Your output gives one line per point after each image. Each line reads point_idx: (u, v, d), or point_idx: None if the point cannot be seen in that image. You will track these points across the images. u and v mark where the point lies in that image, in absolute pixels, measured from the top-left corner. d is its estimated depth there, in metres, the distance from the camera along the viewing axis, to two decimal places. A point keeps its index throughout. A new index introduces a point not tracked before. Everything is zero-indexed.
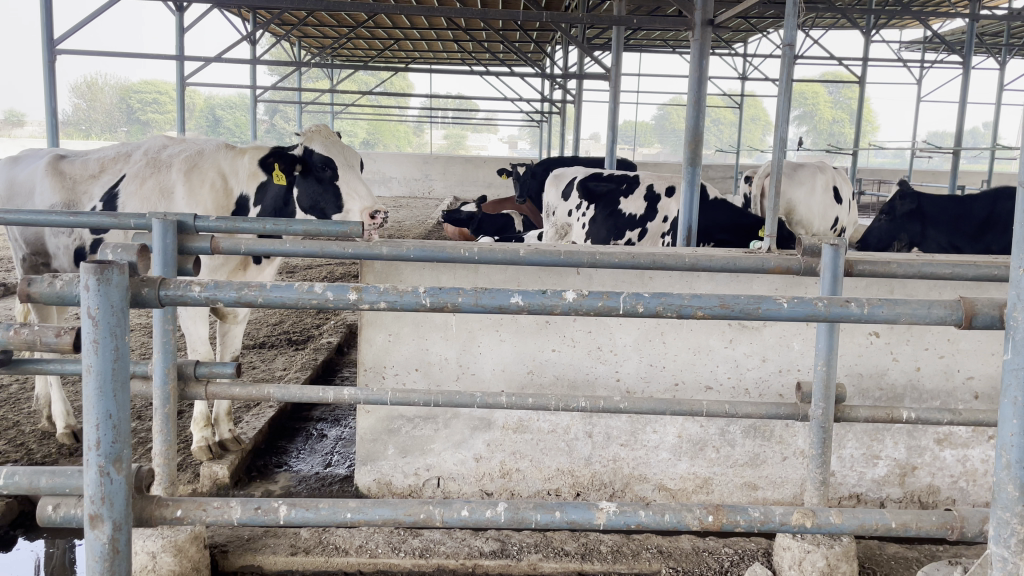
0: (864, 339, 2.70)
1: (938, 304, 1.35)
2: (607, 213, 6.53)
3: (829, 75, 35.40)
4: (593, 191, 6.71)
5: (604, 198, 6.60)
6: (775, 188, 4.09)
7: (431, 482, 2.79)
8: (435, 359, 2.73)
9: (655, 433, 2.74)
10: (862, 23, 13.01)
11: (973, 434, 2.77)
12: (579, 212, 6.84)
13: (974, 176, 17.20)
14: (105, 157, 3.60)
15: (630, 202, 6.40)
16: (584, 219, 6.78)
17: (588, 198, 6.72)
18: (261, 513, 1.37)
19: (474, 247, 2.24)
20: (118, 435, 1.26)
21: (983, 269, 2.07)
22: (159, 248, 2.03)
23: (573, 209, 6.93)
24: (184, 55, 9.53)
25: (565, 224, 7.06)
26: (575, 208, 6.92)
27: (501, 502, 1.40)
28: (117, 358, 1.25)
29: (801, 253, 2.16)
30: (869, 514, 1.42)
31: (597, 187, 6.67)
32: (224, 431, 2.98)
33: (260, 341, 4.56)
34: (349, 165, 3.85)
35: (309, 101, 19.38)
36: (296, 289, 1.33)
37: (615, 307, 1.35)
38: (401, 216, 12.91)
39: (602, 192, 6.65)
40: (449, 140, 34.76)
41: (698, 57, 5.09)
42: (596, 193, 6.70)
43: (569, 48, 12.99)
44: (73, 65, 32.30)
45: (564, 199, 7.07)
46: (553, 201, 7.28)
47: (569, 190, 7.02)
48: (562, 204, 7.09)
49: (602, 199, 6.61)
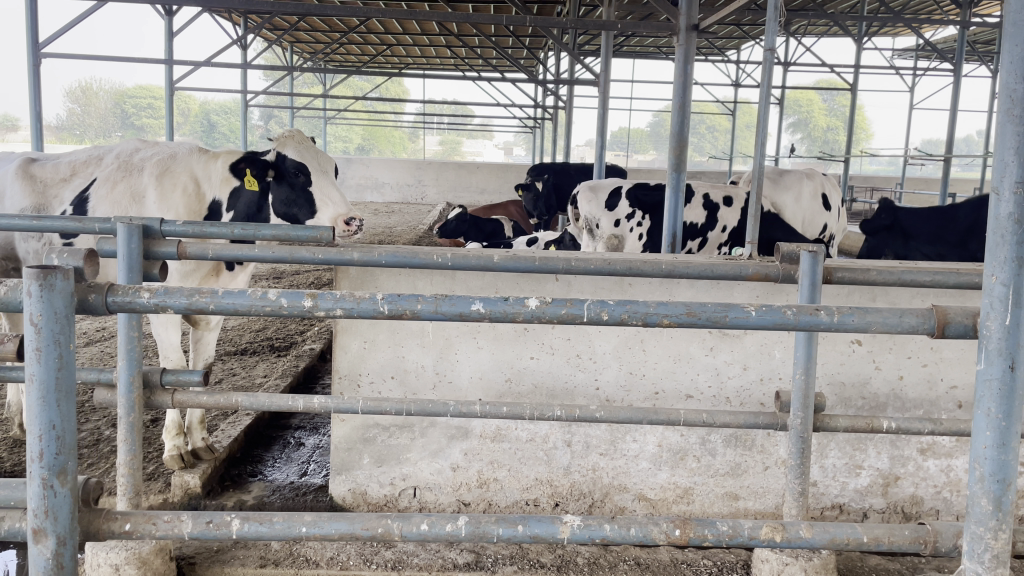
0: (846, 346, 2.66)
1: (909, 313, 1.31)
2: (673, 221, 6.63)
3: (822, 83, 35.46)
4: (647, 201, 6.75)
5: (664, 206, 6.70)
6: (756, 194, 4.05)
7: (407, 492, 2.75)
8: (412, 367, 2.69)
9: (634, 442, 2.70)
10: (854, 30, 13.00)
11: (956, 444, 2.74)
12: (634, 222, 6.79)
13: (966, 184, 17.17)
14: (77, 160, 3.55)
15: (689, 211, 6.61)
16: (641, 228, 6.78)
17: (643, 207, 6.76)
18: (212, 528, 1.32)
19: (447, 252, 2.18)
20: (62, 446, 1.21)
21: (964, 278, 2.03)
22: (124, 252, 1.99)
23: (622, 219, 6.83)
24: (173, 59, 9.47)
25: (614, 236, 6.88)
26: (625, 218, 6.84)
27: (462, 516, 1.35)
28: (62, 367, 1.20)
29: (779, 260, 2.11)
30: (839, 528, 1.38)
31: (652, 196, 6.75)
32: (196, 439, 2.93)
33: (241, 347, 4.51)
34: (323, 171, 3.83)
35: (303, 107, 19.33)
36: (249, 295, 1.29)
37: (579, 315, 1.31)
38: (392, 222, 12.87)
39: (655, 201, 6.75)
40: (444, 146, 34.70)
41: (684, 62, 5.09)
42: (649, 203, 6.75)
43: (561, 53, 12.98)
44: (67, 70, 32.25)
45: (609, 210, 6.88)
46: (588, 213, 7.00)
47: (613, 201, 6.88)
48: (606, 214, 6.90)
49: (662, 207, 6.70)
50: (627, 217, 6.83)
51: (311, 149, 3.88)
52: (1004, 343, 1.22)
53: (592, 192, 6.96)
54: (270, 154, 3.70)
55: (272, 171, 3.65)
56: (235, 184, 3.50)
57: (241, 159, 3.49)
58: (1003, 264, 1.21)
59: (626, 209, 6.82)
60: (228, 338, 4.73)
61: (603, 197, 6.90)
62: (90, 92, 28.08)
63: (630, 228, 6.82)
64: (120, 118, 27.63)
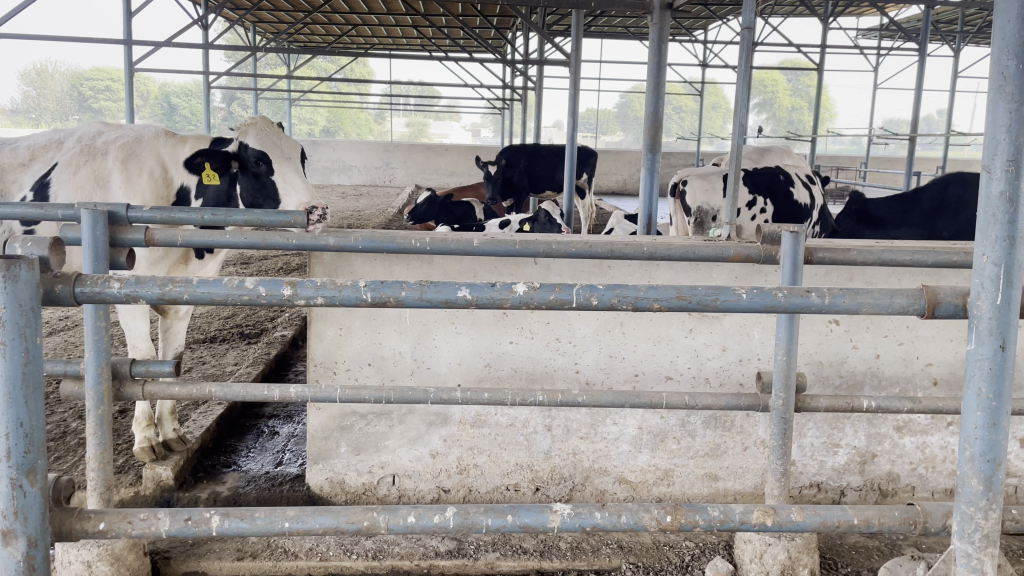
0: (824, 326, 2.67)
1: (900, 294, 1.30)
2: (794, 204, 6.60)
3: (788, 63, 35.74)
4: (765, 185, 6.59)
5: (781, 190, 6.63)
6: (734, 173, 4.06)
7: (386, 480, 2.71)
8: (389, 353, 2.65)
9: (615, 425, 2.69)
10: (821, 11, 13.04)
11: (932, 421, 2.77)
12: (757, 210, 6.60)
13: (929, 163, 17.41)
14: (36, 144, 3.43)
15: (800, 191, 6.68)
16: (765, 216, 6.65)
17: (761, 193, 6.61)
18: (191, 525, 1.27)
19: (425, 238, 2.12)
20: (31, 444, 1.16)
21: (944, 256, 2.02)
22: (89, 239, 1.91)
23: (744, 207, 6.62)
24: (132, 40, 9.19)
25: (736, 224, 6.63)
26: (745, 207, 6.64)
27: (450, 507, 1.32)
28: (31, 364, 1.15)
29: (760, 240, 2.10)
30: (830, 511, 1.37)
31: (764, 180, 6.64)
32: (167, 430, 2.87)
33: (211, 335, 4.42)
34: (286, 159, 3.71)
35: (267, 89, 18.94)
36: (226, 285, 1.24)
37: (569, 300, 1.28)
38: (361, 205, 12.74)
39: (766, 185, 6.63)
40: (411, 128, 34.37)
41: (657, 42, 5.04)
42: (762, 187, 6.62)
43: (529, 33, 12.85)
44: (21, 51, 31.32)
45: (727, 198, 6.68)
46: (705, 203, 6.86)
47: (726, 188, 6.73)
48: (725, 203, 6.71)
49: (780, 189, 6.63)
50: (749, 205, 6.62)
51: (275, 135, 3.76)
52: (995, 323, 1.21)
53: (707, 183, 6.84)
54: (232, 145, 3.61)
55: (235, 163, 3.55)
56: (197, 175, 3.41)
57: (201, 152, 3.38)
58: (994, 243, 1.19)
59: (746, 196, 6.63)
60: (196, 326, 4.63)
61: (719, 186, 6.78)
62: (46, 75, 27.39)
63: (753, 216, 6.61)
64: (77, 101, 26.94)
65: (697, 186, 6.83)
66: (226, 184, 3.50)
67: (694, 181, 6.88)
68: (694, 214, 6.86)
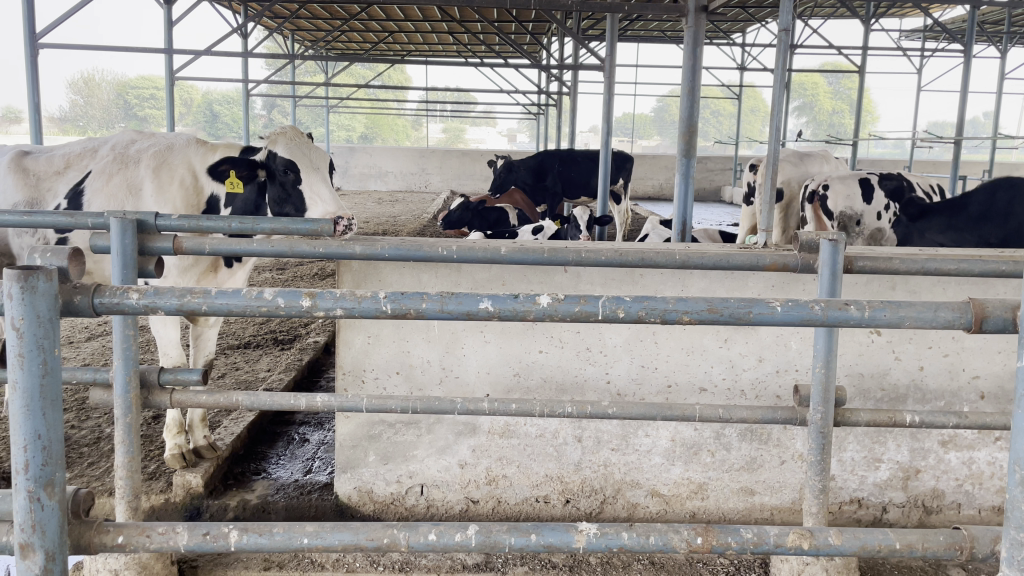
0: (864, 337, 2.58)
1: (945, 307, 1.24)
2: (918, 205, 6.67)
3: (828, 65, 35.20)
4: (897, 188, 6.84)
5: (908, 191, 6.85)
6: (770, 181, 3.97)
7: (414, 490, 2.69)
8: (417, 361, 2.63)
9: (647, 437, 2.64)
10: (863, 13, 12.80)
11: (978, 436, 2.67)
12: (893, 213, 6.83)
13: (975, 166, 16.99)
14: (71, 153, 3.50)
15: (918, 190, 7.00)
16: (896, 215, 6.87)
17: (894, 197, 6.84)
18: (208, 540, 1.24)
19: (453, 246, 2.06)
20: (49, 457, 1.13)
21: (991, 265, 1.92)
22: (118, 248, 1.90)
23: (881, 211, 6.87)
24: (172, 49, 9.33)
25: (876, 229, 6.89)
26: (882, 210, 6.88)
27: (472, 525, 1.28)
28: (50, 375, 1.12)
29: (797, 249, 2.02)
30: (870, 535, 1.30)
31: (893, 184, 6.87)
32: (198, 437, 2.89)
33: (246, 341, 4.45)
34: (315, 169, 3.68)
35: (304, 96, 19.12)
36: (245, 295, 1.22)
37: (594, 313, 1.23)
38: (395, 211, 12.81)
39: (893, 190, 6.89)
40: (447, 134, 34.60)
41: (692, 45, 4.98)
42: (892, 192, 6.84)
43: (565, 38, 12.77)
44: (72, 61, 32.07)
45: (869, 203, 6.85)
46: (848, 208, 6.88)
47: (869, 193, 6.86)
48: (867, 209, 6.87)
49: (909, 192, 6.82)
50: (884, 209, 6.88)
51: (305, 145, 3.72)
52: None
53: (848, 187, 6.87)
54: (259, 155, 3.63)
55: (262, 171, 3.56)
56: (221, 182, 3.40)
57: (224, 159, 3.36)
58: None
59: (882, 201, 6.85)
60: (231, 332, 4.66)
61: (860, 191, 6.82)
62: (93, 84, 27.90)
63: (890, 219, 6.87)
64: (123, 109, 27.50)
65: (841, 192, 6.85)
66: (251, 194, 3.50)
67: (836, 185, 6.89)
68: (840, 220, 6.86)
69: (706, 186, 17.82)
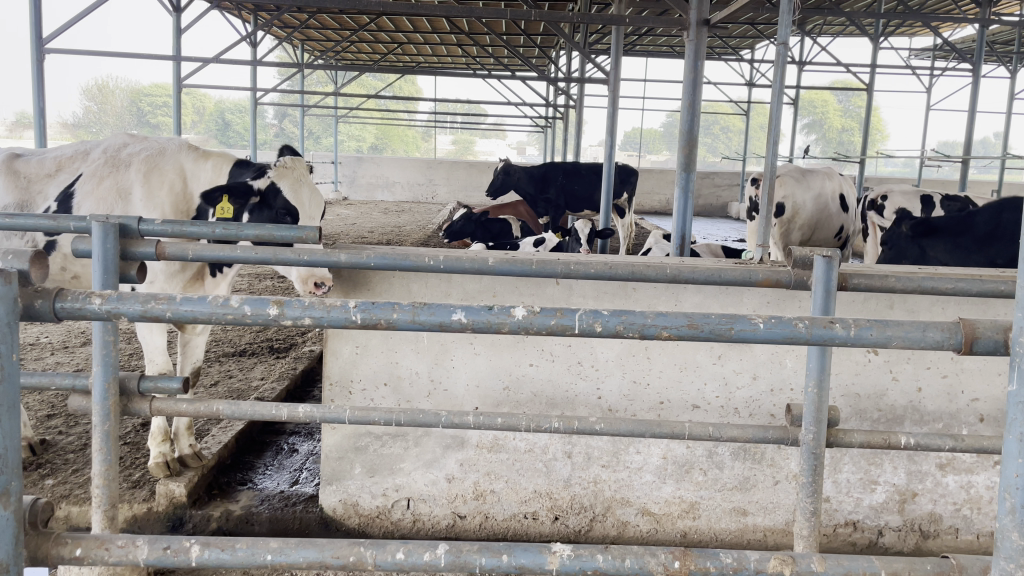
0: (862, 356, 2.54)
1: (934, 327, 1.19)
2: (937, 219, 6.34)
3: (837, 84, 35.27)
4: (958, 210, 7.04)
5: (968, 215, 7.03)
6: (769, 195, 3.91)
7: (400, 504, 2.65)
8: (406, 373, 2.59)
9: (638, 454, 2.59)
10: (874, 31, 12.81)
11: (977, 459, 2.62)
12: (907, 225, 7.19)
13: (984, 186, 16.90)
14: (62, 156, 3.49)
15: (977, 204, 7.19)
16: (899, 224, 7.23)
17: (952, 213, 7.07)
18: (169, 554, 1.20)
19: (440, 254, 2.00)
20: (5, 465, 1.09)
21: (988, 285, 1.87)
22: (98, 252, 1.81)
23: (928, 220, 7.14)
24: (180, 57, 9.37)
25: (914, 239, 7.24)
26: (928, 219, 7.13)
27: (441, 544, 1.23)
28: (6, 383, 1.08)
29: (791, 265, 1.91)
30: (855, 562, 1.24)
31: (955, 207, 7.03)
32: (183, 446, 2.86)
33: (240, 349, 4.42)
34: (311, 216, 3.64)
35: (315, 105, 19.20)
36: (210, 303, 1.19)
37: (570, 327, 1.20)
38: (400, 221, 12.81)
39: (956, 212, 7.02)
40: (456, 146, 34.71)
41: (694, 59, 4.97)
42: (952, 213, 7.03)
43: (572, 53, 12.81)
44: (86, 68, 32.33)
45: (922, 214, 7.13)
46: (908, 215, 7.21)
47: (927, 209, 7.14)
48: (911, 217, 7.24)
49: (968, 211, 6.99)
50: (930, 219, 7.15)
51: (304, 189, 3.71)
52: None
53: (908, 198, 7.26)
54: (260, 182, 3.54)
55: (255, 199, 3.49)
56: (210, 203, 3.33)
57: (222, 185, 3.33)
58: None
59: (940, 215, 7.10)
60: (225, 339, 4.63)
61: (917, 206, 7.15)
62: (106, 90, 28.24)
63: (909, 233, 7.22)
64: (135, 116, 27.72)
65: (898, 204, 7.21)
66: (238, 214, 3.41)
67: (896, 196, 7.28)
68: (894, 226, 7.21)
69: (713, 202, 17.81)
